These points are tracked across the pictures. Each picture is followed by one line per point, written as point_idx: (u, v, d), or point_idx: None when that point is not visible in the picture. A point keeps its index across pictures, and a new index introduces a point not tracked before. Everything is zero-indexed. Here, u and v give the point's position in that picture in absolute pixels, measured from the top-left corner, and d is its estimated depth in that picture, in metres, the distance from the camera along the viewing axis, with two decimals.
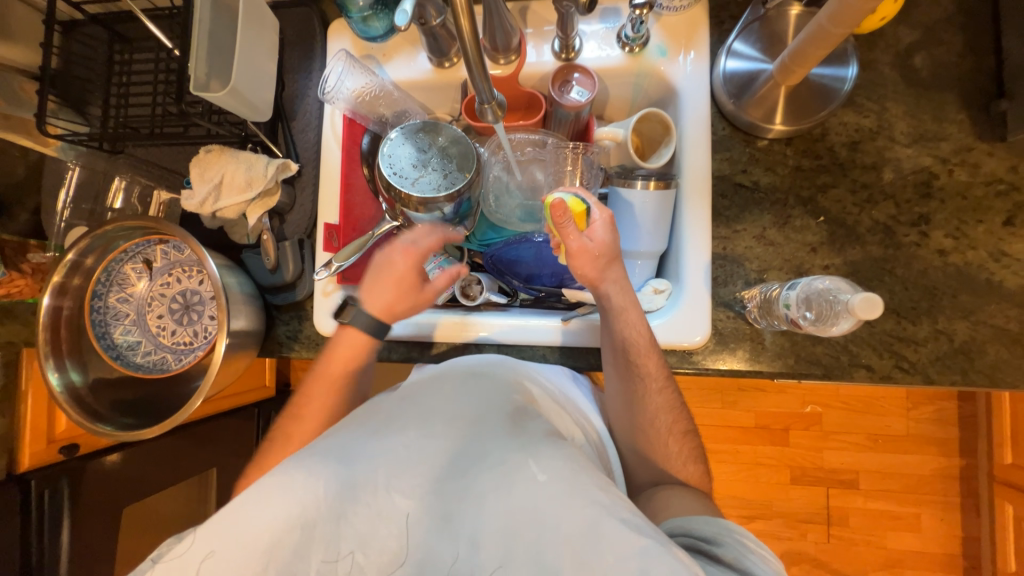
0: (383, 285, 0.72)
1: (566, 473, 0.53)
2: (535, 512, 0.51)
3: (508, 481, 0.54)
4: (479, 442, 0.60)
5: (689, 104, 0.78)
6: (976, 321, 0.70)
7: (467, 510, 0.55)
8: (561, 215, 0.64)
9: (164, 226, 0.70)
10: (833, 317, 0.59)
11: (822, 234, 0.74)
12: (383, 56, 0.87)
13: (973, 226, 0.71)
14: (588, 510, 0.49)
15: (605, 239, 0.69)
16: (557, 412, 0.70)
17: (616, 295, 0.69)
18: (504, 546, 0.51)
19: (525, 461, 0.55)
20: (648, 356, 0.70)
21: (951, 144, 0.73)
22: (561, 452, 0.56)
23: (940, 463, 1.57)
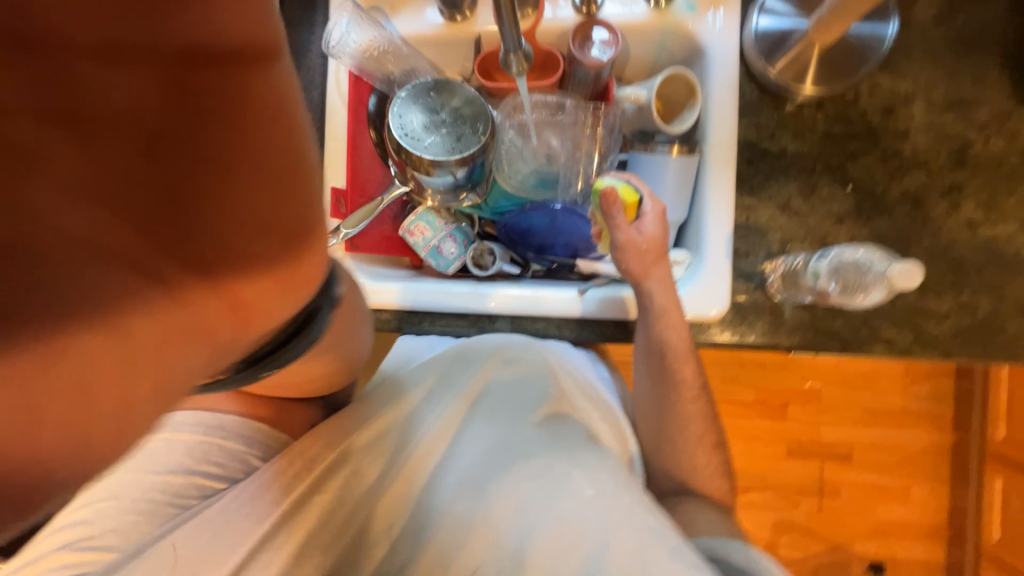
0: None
1: (613, 488, 0.59)
2: (583, 526, 0.57)
3: (555, 490, 0.61)
4: (521, 440, 0.66)
5: (717, 65, 0.74)
6: (1000, 295, 0.69)
7: (517, 517, 0.60)
8: (612, 203, 0.65)
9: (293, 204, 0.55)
10: (863, 287, 0.60)
11: (848, 205, 0.72)
12: (392, 8, 0.81)
13: (1005, 198, 0.69)
14: (636, 533, 0.54)
15: (655, 234, 0.68)
16: (579, 408, 0.75)
17: (659, 294, 0.68)
18: (552, 556, 0.56)
19: (572, 471, 0.61)
20: (687, 362, 0.70)
21: (989, 110, 0.70)
22: (602, 463, 0.62)
23: (934, 437, 1.60)
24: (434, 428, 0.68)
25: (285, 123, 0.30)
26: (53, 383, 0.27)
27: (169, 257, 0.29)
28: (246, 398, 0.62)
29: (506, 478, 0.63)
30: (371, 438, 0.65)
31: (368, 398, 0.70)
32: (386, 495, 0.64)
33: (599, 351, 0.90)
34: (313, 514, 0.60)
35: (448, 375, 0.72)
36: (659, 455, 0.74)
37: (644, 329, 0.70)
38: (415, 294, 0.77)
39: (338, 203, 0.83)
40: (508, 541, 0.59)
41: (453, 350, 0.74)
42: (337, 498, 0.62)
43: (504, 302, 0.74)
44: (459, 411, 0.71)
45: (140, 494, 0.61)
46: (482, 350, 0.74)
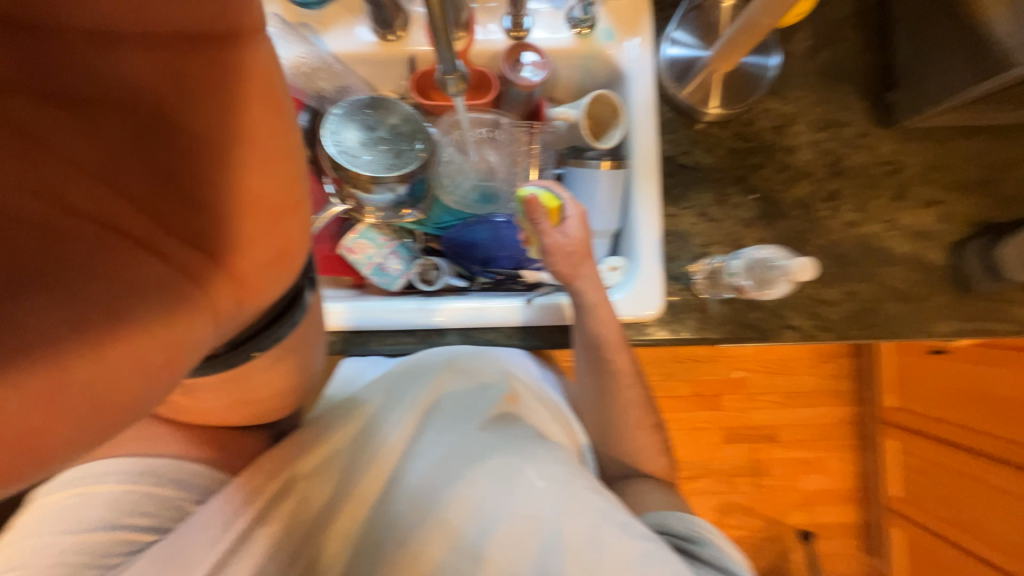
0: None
1: (563, 479, 0.62)
2: (539, 517, 0.61)
3: (509, 488, 0.63)
4: (473, 444, 0.68)
5: (636, 88, 0.82)
6: (877, 283, 0.81)
7: (475, 518, 0.63)
8: (534, 210, 0.70)
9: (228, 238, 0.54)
10: (771, 282, 0.69)
11: (754, 210, 0.82)
12: (320, 25, 0.81)
13: (872, 201, 0.83)
14: (587, 516, 0.58)
15: (578, 235, 0.73)
16: (534, 410, 0.77)
17: (590, 292, 0.72)
18: (510, 551, 0.60)
19: (523, 467, 0.64)
20: (619, 352, 0.74)
21: (853, 129, 0.84)
22: (552, 455, 0.65)
23: (840, 411, 1.82)
24: (383, 444, 0.67)
25: (271, 109, 0.38)
26: (104, 336, 0.29)
27: (165, 229, 0.35)
28: (191, 430, 0.59)
29: (461, 484, 0.65)
30: (317, 459, 0.62)
31: (317, 423, 0.65)
32: (341, 513, 0.63)
33: (548, 357, 0.93)
34: (255, 550, 0.55)
35: (396, 387, 0.70)
36: (610, 451, 0.78)
37: (583, 332, 0.74)
38: (359, 312, 0.75)
39: None
40: (467, 543, 0.61)
41: (397, 370, 0.71)
42: (285, 527, 0.58)
43: (451, 316, 0.74)
44: (410, 422, 0.69)
45: (53, 558, 0.51)
46: (431, 362, 0.71)
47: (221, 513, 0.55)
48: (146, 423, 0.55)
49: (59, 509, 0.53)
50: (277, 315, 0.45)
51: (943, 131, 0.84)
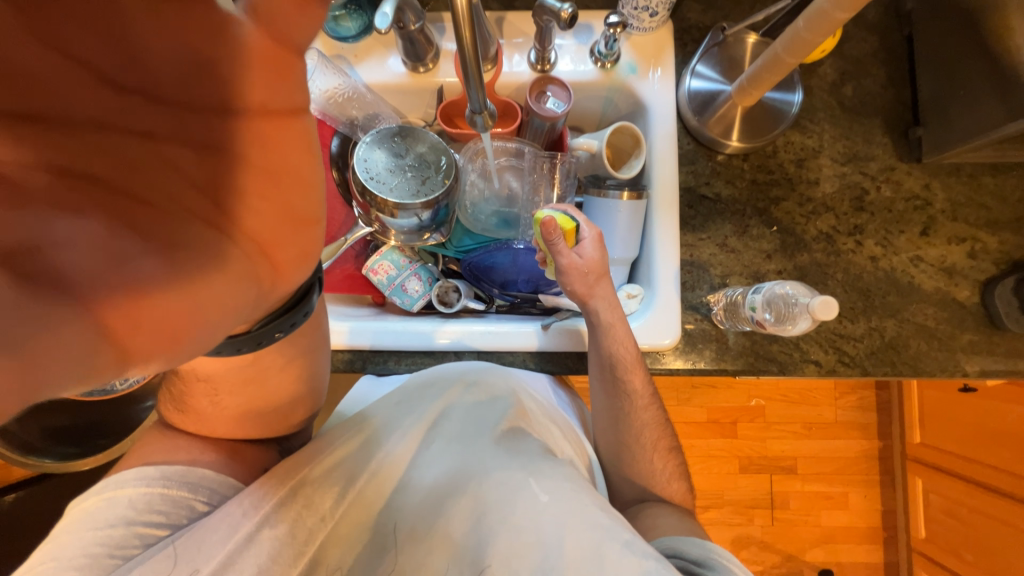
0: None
1: (569, 495, 0.57)
2: (541, 532, 0.55)
3: (511, 500, 0.58)
4: (477, 456, 0.64)
5: (658, 120, 0.83)
6: (902, 318, 0.80)
7: (474, 530, 0.58)
8: (552, 232, 0.69)
9: None
10: (792, 318, 0.68)
11: (775, 243, 0.81)
12: (355, 56, 0.84)
13: (897, 236, 0.82)
14: (590, 533, 0.54)
15: (594, 255, 0.74)
16: (544, 427, 0.72)
17: (605, 312, 0.73)
18: (510, 567, 0.54)
19: (527, 480, 0.59)
20: (635, 371, 0.73)
21: (877, 163, 0.83)
22: (558, 471, 0.61)
23: (864, 445, 1.75)
24: (388, 451, 0.65)
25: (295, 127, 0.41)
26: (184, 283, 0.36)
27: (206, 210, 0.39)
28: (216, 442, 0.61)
29: (463, 495, 0.60)
30: (326, 465, 0.62)
31: (332, 432, 0.66)
32: (341, 521, 0.60)
33: (563, 381, 0.93)
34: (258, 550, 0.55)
35: (408, 398, 0.70)
36: (625, 472, 0.77)
37: (598, 351, 0.74)
38: (378, 331, 0.78)
39: None
40: (467, 554, 0.57)
41: (410, 384, 0.71)
42: (287, 531, 0.57)
43: (467, 338, 0.78)
44: (415, 433, 0.68)
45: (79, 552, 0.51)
46: (445, 378, 0.71)
47: (240, 497, 0.55)
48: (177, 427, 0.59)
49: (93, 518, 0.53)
50: (292, 304, 0.48)
51: (971, 168, 0.83)
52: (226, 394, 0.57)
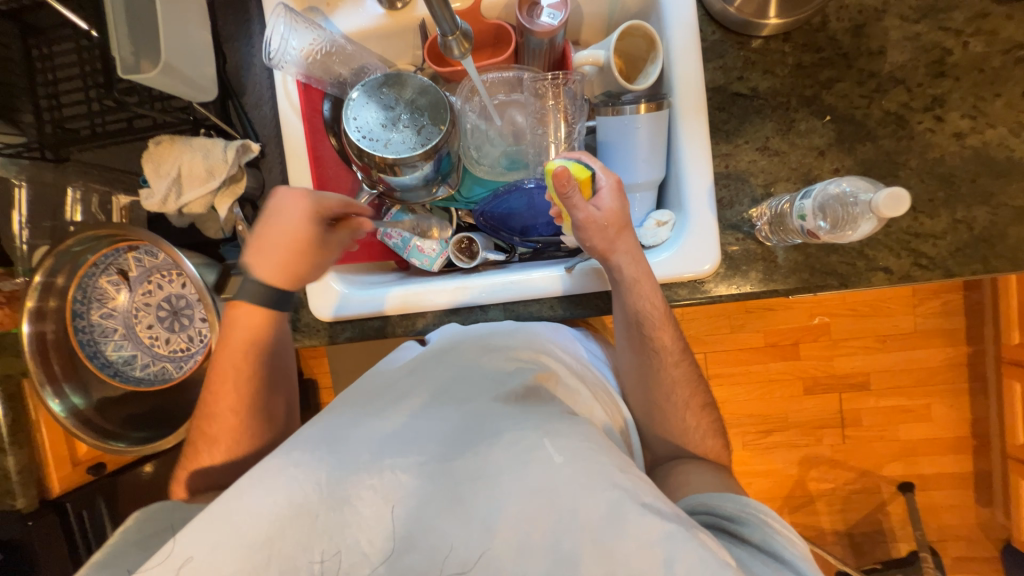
0: (265, 255, 0.66)
1: (587, 455, 0.48)
2: (552, 495, 0.46)
3: (523, 459, 0.49)
4: (486, 416, 0.54)
5: (675, 15, 0.70)
6: (996, 205, 0.67)
7: (480, 491, 0.48)
8: (566, 184, 0.63)
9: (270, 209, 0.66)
10: (852, 221, 0.56)
11: (829, 135, 0.69)
12: (328, 6, 0.78)
13: (991, 101, 0.66)
14: (608, 493, 0.45)
15: (614, 206, 0.68)
16: (572, 392, 0.64)
17: (628, 267, 0.67)
18: (520, 533, 0.46)
19: (539, 440, 0.49)
20: (663, 329, 0.69)
21: (965, 12, 0.66)
22: (577, 431, 0.51)
23: (949, 353, 1.60)
24: (384, 416, 0.54)
25: None
26: None
27: None
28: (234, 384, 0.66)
29: (467, 458, 0.50)
30: (325, 437, 0.51)
31: (338, 409, 0.57)
32: (330, 505, 0.47)
33: (590, 328, 0.90)
34: (260, 521, 0.45)
35: (421, 367, 0.62)
36: (660, 424, 0.72)
37: (630, 304, 0.69)
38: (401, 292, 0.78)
39: None
40: (469, 519, 0.47)
41: (425, 352, 0.65)
42: (289, 501, 0.46)
43: (493, 292, 0.75)
44: (416, 395, 0.57)
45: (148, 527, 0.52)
46: (465, 342, 0.64)
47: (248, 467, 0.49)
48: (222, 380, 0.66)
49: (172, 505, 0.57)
50: None
51: None
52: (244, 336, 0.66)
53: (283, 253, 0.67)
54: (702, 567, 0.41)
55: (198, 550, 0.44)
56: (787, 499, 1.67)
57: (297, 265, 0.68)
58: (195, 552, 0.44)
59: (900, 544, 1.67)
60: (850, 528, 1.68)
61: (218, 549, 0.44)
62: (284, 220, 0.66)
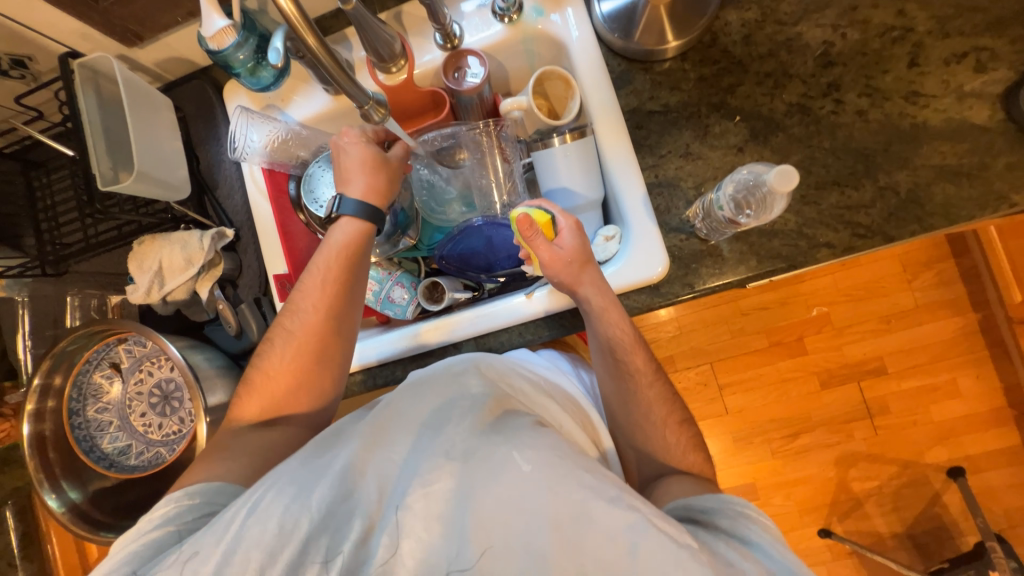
0: (354, 174, 0.73)
1: (554, 462, 0.48)
2: (522, 505, 0.47)
3: (492, 473, 0.49)
4: (458, 436, 0.53)
5: (580, 53, 0.79)
6: (914, 167, 0.70)
7: (455, 507, 0.48)
8: (528, 229, 0.67)
9: (339, 139, 0.75)
10: (769, 201, 0.59)
11: (743, 132, 0.75)
12: (283, 101, 0.88)
13: (882, 78, 0.72)
14: (574, 494, 0.46)
15: (575, 243, 0.71)
16: (535, 405, 0.65)
17: (595, 298, 0.69)
18: (496, 542, 0.46)
19: (508, 453, 0.50)
20: (635, 350, 0.70)
21: (836, 9, 0.74)
22: (543, 439, 0.51)
23: (957, 322, 1.56)
24: (363, 442, 0.54)
25: None
26: None
27: None
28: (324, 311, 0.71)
29: (443, 483, 0.49)
30: (306, 471, 0.52)
31: (317, 444, 0.57)
32: (321, 529, 0.48)
33: (568, 348, 0.91)
34: (252, 549, 0.46)
35: (396, 400, 0.60)
36: (642, 434, 0.71)
37: (593, 322, 0.71)
38: (378, 346, 0.82)
39: (285, 287, 0.86)
40: (451, 535, 0.47)
41: (403, 386, 0.63)
42: (279, 527, 0.47)
43: (466, 329, 0.79)
44: (393, 423, 0.56)
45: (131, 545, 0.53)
46: (431, 375, 0.63)
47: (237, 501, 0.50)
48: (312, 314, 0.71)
49: (201, 490, 0.58)
50: None
51: None
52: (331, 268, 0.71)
53: (367, 173, 0.73)
54: (664, 552, 0.43)
55: (204, 549, 0.47)
56: (832, 505, 1.57)
57: (378, 182, 0.74)
58: (201, 546, 0.47)
59: (968, 538, 1.53)
60: (909, 527, 1.55)
61: (214, 568, 0.46)
62: (349, 153, 0.74)
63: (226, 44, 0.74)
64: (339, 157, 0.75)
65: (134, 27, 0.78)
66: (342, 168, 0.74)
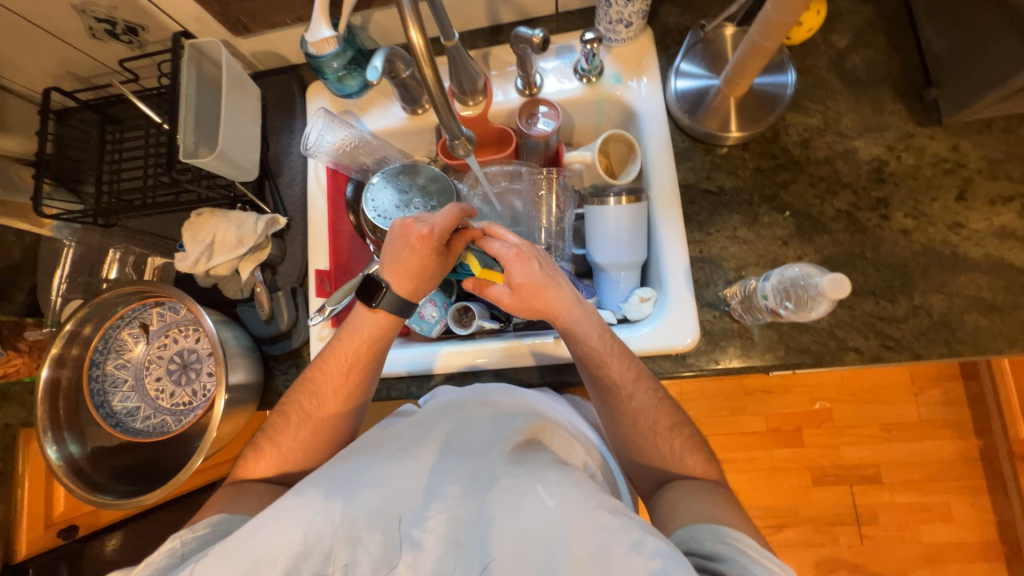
0: (404, 275, 0.70)
1: (578, 499, 0.48)
2: (543, 539, 0.46)
3: (515, 504, 0.49)
4: (485, 466, 0.54)
5: (650, 124, 0.84)
6: (950, 293, 0.73)
7: (475, 534, 0.49)
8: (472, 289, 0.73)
9: (401, 239, 0.68)
10: (810, 302, 0.61)
11: (790, 228, 0.78)
12: (360, 109, 0.93)
13: (929, 204, 0.76)
14: (596, 535, 0.44)
15: (520, 271, 0.68)
16: (567, 443, 0.62)
17: (560, 312, 0.68)
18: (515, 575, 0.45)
19: (532, 486, 0.50)
20: (609, 363, 0.67)
21: (894, 132, 0.79)
22: (567, 475, 0.51)
23: (958, 445, 1.55)
24: (389, 459, 0.55)
25: None
26: None
27: None
28: (342, 402, 0.71)
29: (470, 507, 0.51)
30: (335, 481, 0.52)
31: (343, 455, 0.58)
32: (343, 541, 0.49)
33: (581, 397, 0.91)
34: (275, 557, 0.46)
35: (424, 421, 0.62)
36: None
37: (575, 351, 0.69)
38: (409, 358, 0.83)
39: (323, 283, 0.88)
40: (468, 560, 0.47)
41: (430, 408, 0.65)
42: (304, 539, 0.47)
43: (491, 359, 0.81)
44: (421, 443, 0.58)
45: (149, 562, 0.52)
46: (456, 401, 0.65)
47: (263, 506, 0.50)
48: (333, 402, 0.70)
49: (208, 523, 0.58)
50: None
51: (1005, 121, 0.77)
52: (349, 360, 0.71)
53: (417, 278, 0.70)
54: None
55: (228, 552, 0.47)
56: None
57: (425, 286, 0.72)
58: (225, 550, 0.47)
59: None
60: None
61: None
62: (406, 256, 0.68)
63: (325, 52, 0.80)
64: (401, 251, 0.68)
65: (245, 20, 0.84)
66: (395, 261, 0.69)
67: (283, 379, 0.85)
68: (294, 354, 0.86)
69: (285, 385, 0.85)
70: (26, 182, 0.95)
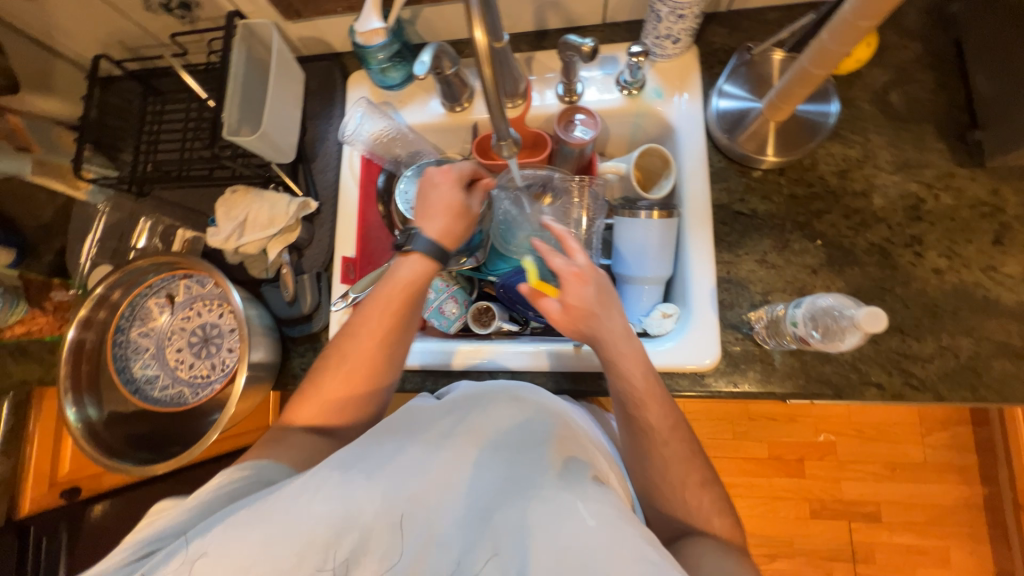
0: (436, 215, 0.73)
1: (620, 525, 0.47)
2: (580, 563, 0.45)
3: (554, 519, 0.49)
4: (525, 470, 0.54)
5: (687, 140, 0.84)
6: (978, 337, 0.72)
7: (510, 539, 0.49)
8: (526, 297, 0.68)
9: (437, 176, 0.75)
10: (840, 333, 0.61)
11: (821, 257, 0.78)
12: (400, 102, 0.94)
13: (964, 246, 0.75)
14: (637, 566, 0.44)
15: (579, 294, 0.64)
16: (596, 454, 0.61)
17: (609, 343, 0.65)
18: None
19: (573, 502, 0.50)
20: (647, 406, 0.66)
21: (933, 170, 0.78)
22: (608, 497, 0.51)
23: (963, 492, 1.53)
24: (430, 447, 0.56)
25: None
26: None
27: None
28: (369, 377, 0.68)
29: (507, 510, 0.51)
30: (377, 462, 0.54)
31: (380, 432, 0.59)
32: (382, 519, 0.51)
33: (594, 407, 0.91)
34: (317, 524, 0.49)
35: (465, 411, 0.62)
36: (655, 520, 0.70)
37: (616, 385, 0.67)
38: (423, 350, 0.84)
39: (348, 270, 0.89)
40: (502, 563, 0.48)
41: (469, 396, 0.65)
42: (345, 511, 0.50)
43: (507, 360, 0.81)
44: (462, 435, 0.58)
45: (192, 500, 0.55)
46: (492, 393, 0.65)
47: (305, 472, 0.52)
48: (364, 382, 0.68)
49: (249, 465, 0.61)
50: None
51: None
52: (384, 318, 0.69)
53: (450, 220, 0.74)
54: None
55: (272, 507, 0.49)
56: None
57: (455, 229, 0.74)
58: (269, 505, 0.49)
59: None
60: None
61: (276, 530, 0.48)
62: (441, 192, 0.74)
63: (372, 43, 0.81)
64: (434, 189, 0.75)
65: (297, 5, 0.85)
66: (428, 201, 0.74)
67: (299, 362, 0.85)
68: (313, 338, 0.86)
69: (300, 368, 0.85)
70: (65, 143, 0.99)
